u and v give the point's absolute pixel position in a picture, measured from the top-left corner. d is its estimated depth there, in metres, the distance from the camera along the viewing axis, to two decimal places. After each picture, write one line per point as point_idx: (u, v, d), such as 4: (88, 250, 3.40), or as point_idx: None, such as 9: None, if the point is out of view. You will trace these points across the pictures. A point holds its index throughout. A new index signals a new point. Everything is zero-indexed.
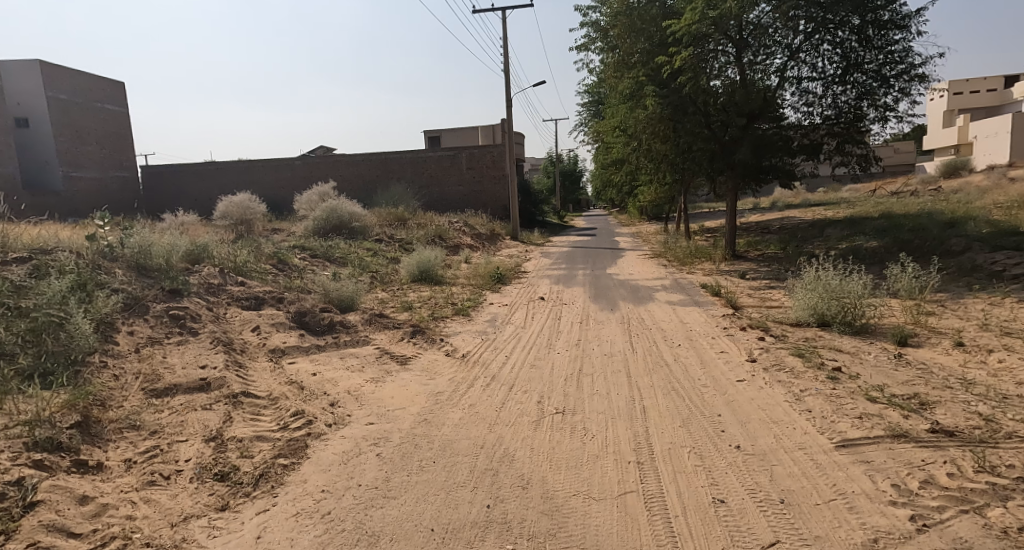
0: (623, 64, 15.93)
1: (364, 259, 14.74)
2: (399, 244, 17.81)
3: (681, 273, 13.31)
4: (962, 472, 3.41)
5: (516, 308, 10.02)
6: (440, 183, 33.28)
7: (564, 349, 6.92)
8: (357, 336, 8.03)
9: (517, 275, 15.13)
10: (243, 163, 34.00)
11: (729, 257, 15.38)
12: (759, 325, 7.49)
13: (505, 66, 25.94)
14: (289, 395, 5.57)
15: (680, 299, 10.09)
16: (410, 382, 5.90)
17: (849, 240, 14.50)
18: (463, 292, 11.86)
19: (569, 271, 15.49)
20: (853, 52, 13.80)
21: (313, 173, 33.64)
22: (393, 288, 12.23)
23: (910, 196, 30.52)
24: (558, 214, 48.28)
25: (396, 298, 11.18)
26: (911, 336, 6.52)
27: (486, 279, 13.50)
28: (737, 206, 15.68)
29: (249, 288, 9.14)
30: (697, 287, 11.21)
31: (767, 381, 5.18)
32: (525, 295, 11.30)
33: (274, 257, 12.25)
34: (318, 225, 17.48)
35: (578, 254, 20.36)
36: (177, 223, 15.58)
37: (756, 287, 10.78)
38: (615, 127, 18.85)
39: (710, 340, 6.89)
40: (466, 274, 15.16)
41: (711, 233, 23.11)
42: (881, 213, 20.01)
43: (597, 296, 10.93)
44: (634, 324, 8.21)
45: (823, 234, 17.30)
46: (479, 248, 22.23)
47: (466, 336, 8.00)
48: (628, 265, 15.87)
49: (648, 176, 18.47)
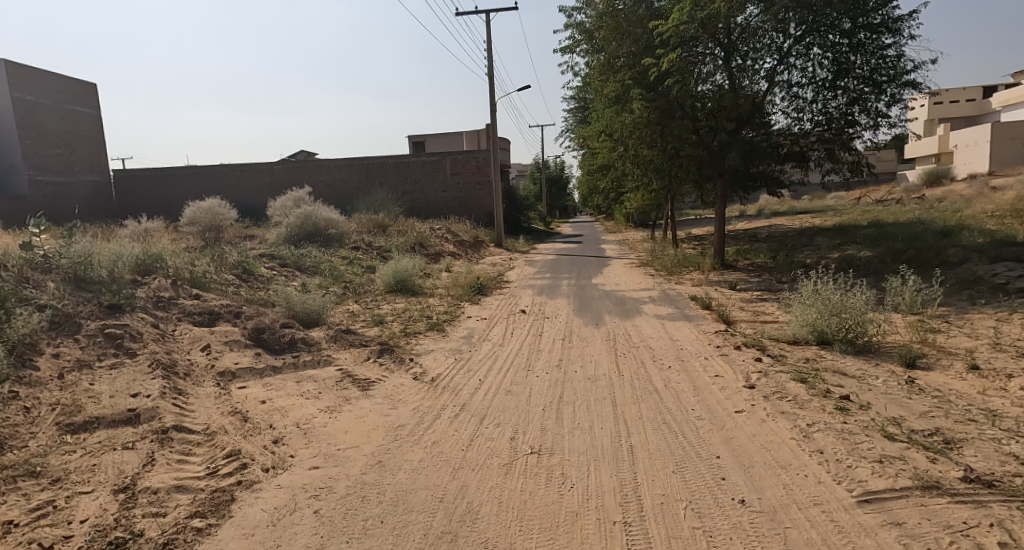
0: (609, 67, 15.45)
1: (338, 267, 14.06)
2: (377, 253, 17.15)
3: (669, 284, 12.80)
4: (1015, 541, 2.87)
5: (494, 322, 9.42)
6: (423, 189, 32.63)
7: (544, 372, 6.32)
8: (320, 355, 7.36)
9: (499, 284, 14.55)
10: (221, 167, 33.16)
11: (718, 265, 14.90)
12: (755, 344, 6.93)
13: (488, 70, 25.45)
14: (229, 429, 4.89)
15: (668, 312, 9.55)
16: (369, 412, 5.26)
17: (841, 249, 14.08)
18: (441, 305, 11.23)
19: (553, 281, 14.92)
20: (844, 56, 13.37)
21: (293, 179, 32.87)
22: (366, 299, 11.58)
23: (895, 204, 30.44)
24: (543, 221, 47.79)
25: (368, 311, 10.52)
26: (920, 357, 5.98)
27: (465, 289, 12.90)
28: (726, 214, 15.20)
29: (205, 301, 8.45)
30: (686, 299, 10.67)
31: (770, 413, 4.58)
32: (506, 308, 10.69)
33: (239, 266, 11.55)
34: (293, 232, 16.79)
35: (564, 263, 19.80)
36: (140, 230, 14.81)
37: (747, 300, 10.27)
38: (600, 131, 18.32)
39: (703, 362, 6.31)
40: (446, 284, 14.54)
41: (698, 241, 22.65)
42: (870, 222, 19.68)
43: (581, 309, 10.34)
44: (619, 343, 7.64)
45: (813, 243, 16.87)
46: (462, 255, 21.60)
47: (438, 355, 7.37)
48: (614, 274, 15.35)
49: (634, 183, 17.95)
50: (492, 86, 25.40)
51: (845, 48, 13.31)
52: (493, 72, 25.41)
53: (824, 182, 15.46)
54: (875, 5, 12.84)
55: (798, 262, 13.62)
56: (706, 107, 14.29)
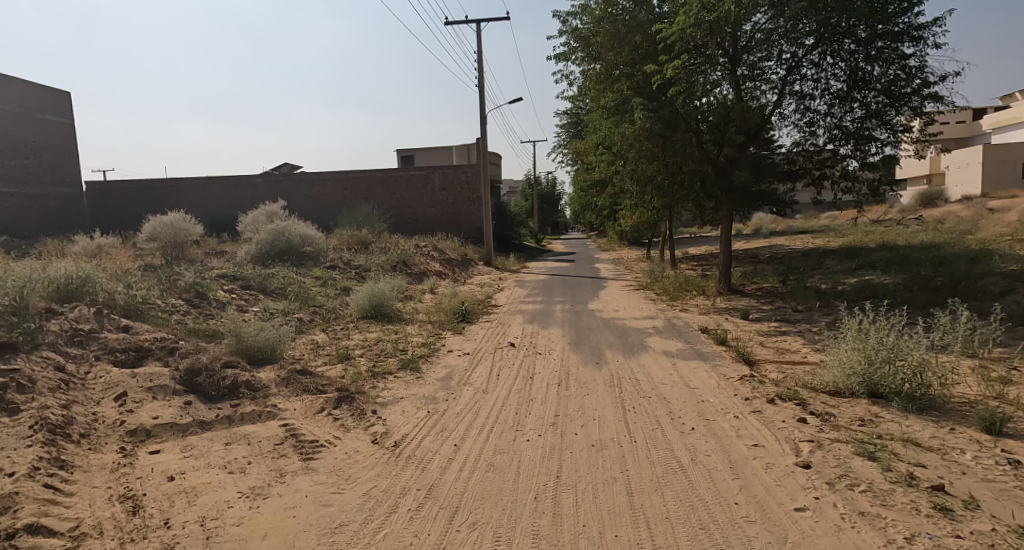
0: (606, 76, 14.45)
1: (309, 290, 12.78)
2: (355, 272, 15.90)
3: (673, 312, 11.65)
4: None
5: (478, 359, 8.17)
6: (411, 204, 31.45)
7: (537, 434, 5.09)
8: (264, 405, 6.05)
9: (486, 309, 13.32)
10: (200, 180, 31.88)
11: (724, 291, 13.80)
12: (792, 397, 5.70)
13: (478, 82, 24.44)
14: (107, 527, 3.66)
15: (678, 348, 8.33)
16: (305, 498, 3.97)
17: (859, 275, 13.00)
18: (419, 337, 9.96)
19: (546, 305, 13.72)
20: (861, 66, 12.30)
21: (276, 193, 31.65)
22: (335, 329, 10.31)
23: (894, 226, 29.67)
24: (535, 237, 46.68)
25: (335, 344, 9.23)
26: (1005, 420, 4.80)
27: (448, 316, 11.64)
28: (732, 235, 14.13)
29: (134, 334, 7.13)
30: (696, 331, 9.47)
31: (846, 515, 3.41)
32: (492, 340, 9.45)
33: (192, 290, 10.24)
34: (263, 249, 15.49)
35: (556, 284, 18.63)
36: (91, 249, 13.45)
37: (766, 333, 9.08)
38: (596, 145, 17.28)
39: (733, 423, 5.10)
40: (428, 308, 13.27)
41: (698, 262, 21.58)
42: (879, 244, 18.65)
43: (578, 343, 9.10)
44: (625, 390, 6.38)
45: (823, 266, 15.79)
46: (449, 275, 20.38)
47: (407, 406, 6.09)
48: (611, 298, 14.18)
49: (632, 201, 16.88)
50: (482, 98, 24.37)
51: (861, 58, 12.29)
52: (484, 84, 24.43)
53: (837, 202, 14.41)
54: (895, 10, 11.75)
55: (813, 289, 12.54)
56: (711, 119, 13.26)
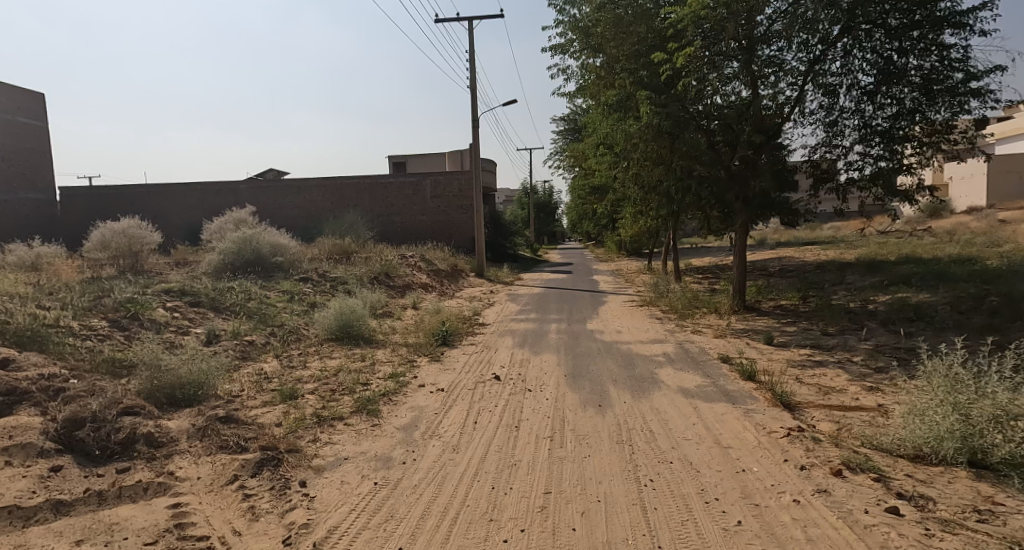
0: (609, 72, 13.17)
1: (271, 308, 11.29)
2: (330, 286, 14.44)
3: (684, 335, 10.22)
4: None
5: (454, 397, 6.71)
6: (400, 212, 30.02)
7: (518, 532, 3.62)
8: (158, 471, 4.54)
9: (472, 328, 11.88)
10: (180, 186, 30.41)
11: (738, 309, 12.43)
12: (866, 466, 4.23)
13: (470, 83, 23.17)
14: None
15: (697, 385, 6.85)
16: None
17: (890, 292, 11.62)
18: (388, 365, 8.47)
19: (540, 324, 12.26)
20: (895, 58, 10.91)
21: (260, 200, 30.23)
22: (292, 355, 8.84)
23: (901, 238, 28.39)
24: (529, 247, 45.25)
25: (286, 375, 7.73)
26: None
27: (425, 339, 10.18)
28: (747, 247, 12.72)
29: (13, 370, 5.59)
30: (716, 361, 8.03)
31: None
32: (474, 370, 8.01)
33: (124, 307, 8.72)
34: (226, 260, 14.01)
35: (552, 299, 17.18)
36: (27, 260, 11.91)
37: (799, 365, 7.62)
38: (597, 147, 15.92)
39: (799, 515, 3.61)
40: (406, 327, 11.82)
41: (703, 275, 20.19)
42: (899, 257, 17.31)
43: (575, 375, 7.62)
44: (638, 449, 4.89)
45: (844, 281, 14.42)
46: (436, 288, 18.92)
47: (351, 473, 4.59)
48: (613, 316, 12.74)
49: (635, 208, 15.49)
50: (474, 101, 23.02)
51: (895, 48, 10.89)
52: (475, 86, 23.11)
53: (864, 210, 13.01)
54: None
55: (841, 308, 11.15)
56: (724, 117, 11.92)
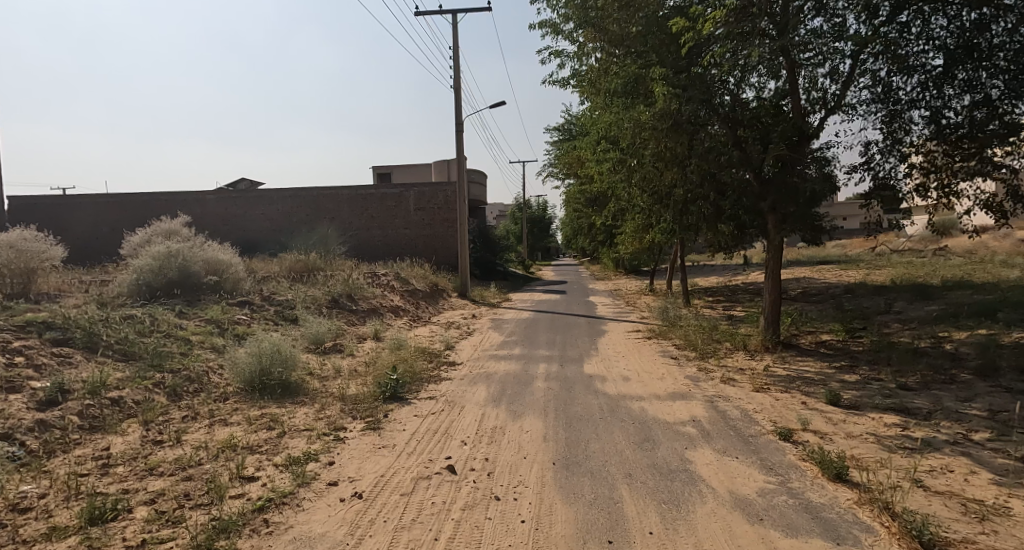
0: (611, 56, 10.86)
1: (177, 345, 8.75)
2: (272, 314, 11.93)
3: (714, 388, 7.73)
4: None
5: (375, 512, 4.21)
6: (381, 226, 27.59)
7: None
8: None
9: (438, 370, 9.35)
10: (142, 196, 27.93)
11: (771, 345, 10.03)
12: None
13: (454, 82, 20.89)
14: None
15: (761, 493, 4.34)
16: None
17: (968, 328, 9.23)
18: (300, 439, 5.90)
19: (527, 364, 9.79)
20: (973, 35, 8.61)
21: (229, 212, 27.83)
22: (171, 418, 6.28)
23: (924, 258, 26.10)
24: (522, 263, 42.85)
25: (138, 459, 5.16)
26: None
27: (369, 392, 7.63)
28: (782, 268, 10.33)
29: None
30: (771, 439, 5.54)
31: None
32: (423, 451, 5.51)
33: None
34: (143, 280, 11.46)
35: (543, 326, 14.71)
36: None
37: (903, 450, 5.10)
38: (596, 149, 13.60)
39: None
40: (353, 369, 9.28)
41: (715, 298, 17.75)
42: (945, 281, 14.92)
43: (569, 463, 5.12)
44: None
45: (894, 310, 12.01)
46: (409, 311, 16.42)
47: None
48: (617, 354, 10.27)
49: (640, 221, 13.10)
50: (458, 103, 20.74)
51: (974, 20, 8.57)
52: (460, 86, 20.86)
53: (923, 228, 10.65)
54: None
55: (910, 348, 8.74)
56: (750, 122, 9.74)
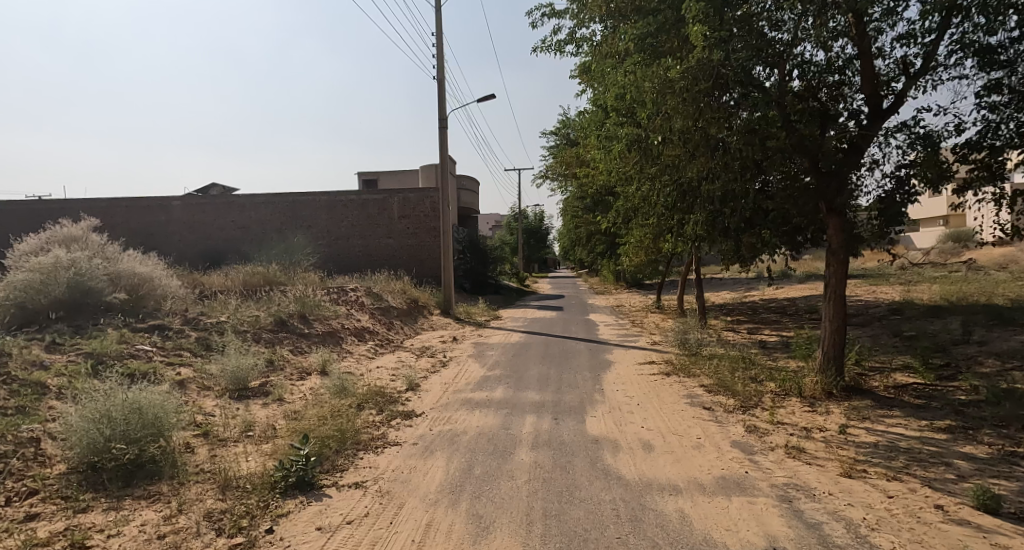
0: (623, 12, 8.39)
1: (11, 395, 6.14)
2: (189, 344, 9.35)
3: (781, 470, 5.17)
4: None
5: None
6: (360, 235, 25.08)
7: None
8: None
9: (385, 427, 6.78)
10: (102, 202, 25.36)
11: (833, 393, 7.54)
12: None
13: (438, 72, 18.50)
14: None
15: None
16: None
17: None
18: None
19: (510, 415, 7.20)
20: None
21: (196, 218, 25.26)
22: None
23: (955, 273, 23.81)
24: (517, 277, 40.33)
25: None
26: None
27: (264, 475, 5.07)
28: (846, 287, 7.82)
29: None
30: None
31: None
32: None
33: None
34: (16, 298, 8.87)
35: (535, 353, 12.13)
36: None
37: None
38: (601, 138, 11.12)
39: None
40: (268, 426, 6.69)
41: (738, 319, 15.23)
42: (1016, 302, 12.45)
43: None
44: None
45: (976, 340, 9.49)
46: (376, 333, 13.85)
47: None
48: (632, 400, 7.67)
49: (656, 227, 10.57)
50: (441, 95, 18.33)
51: None
52: (444, 76, 18.45)
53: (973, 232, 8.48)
54: None
55: None
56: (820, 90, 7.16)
